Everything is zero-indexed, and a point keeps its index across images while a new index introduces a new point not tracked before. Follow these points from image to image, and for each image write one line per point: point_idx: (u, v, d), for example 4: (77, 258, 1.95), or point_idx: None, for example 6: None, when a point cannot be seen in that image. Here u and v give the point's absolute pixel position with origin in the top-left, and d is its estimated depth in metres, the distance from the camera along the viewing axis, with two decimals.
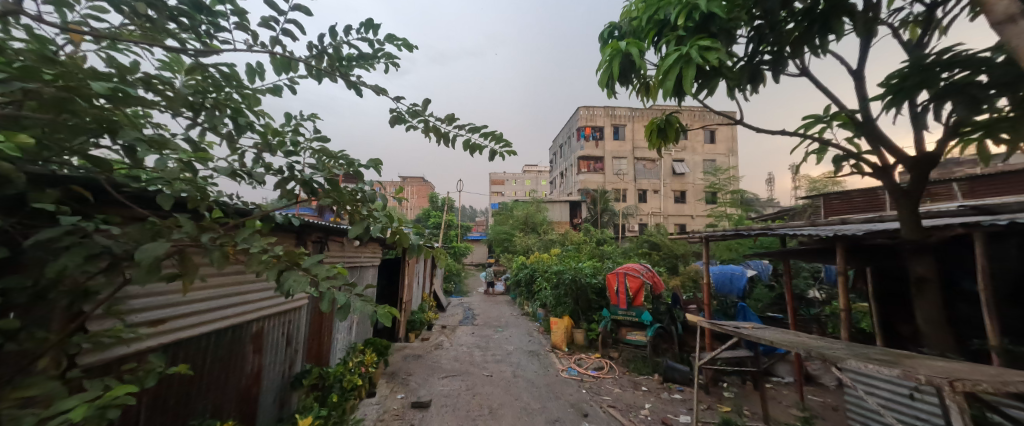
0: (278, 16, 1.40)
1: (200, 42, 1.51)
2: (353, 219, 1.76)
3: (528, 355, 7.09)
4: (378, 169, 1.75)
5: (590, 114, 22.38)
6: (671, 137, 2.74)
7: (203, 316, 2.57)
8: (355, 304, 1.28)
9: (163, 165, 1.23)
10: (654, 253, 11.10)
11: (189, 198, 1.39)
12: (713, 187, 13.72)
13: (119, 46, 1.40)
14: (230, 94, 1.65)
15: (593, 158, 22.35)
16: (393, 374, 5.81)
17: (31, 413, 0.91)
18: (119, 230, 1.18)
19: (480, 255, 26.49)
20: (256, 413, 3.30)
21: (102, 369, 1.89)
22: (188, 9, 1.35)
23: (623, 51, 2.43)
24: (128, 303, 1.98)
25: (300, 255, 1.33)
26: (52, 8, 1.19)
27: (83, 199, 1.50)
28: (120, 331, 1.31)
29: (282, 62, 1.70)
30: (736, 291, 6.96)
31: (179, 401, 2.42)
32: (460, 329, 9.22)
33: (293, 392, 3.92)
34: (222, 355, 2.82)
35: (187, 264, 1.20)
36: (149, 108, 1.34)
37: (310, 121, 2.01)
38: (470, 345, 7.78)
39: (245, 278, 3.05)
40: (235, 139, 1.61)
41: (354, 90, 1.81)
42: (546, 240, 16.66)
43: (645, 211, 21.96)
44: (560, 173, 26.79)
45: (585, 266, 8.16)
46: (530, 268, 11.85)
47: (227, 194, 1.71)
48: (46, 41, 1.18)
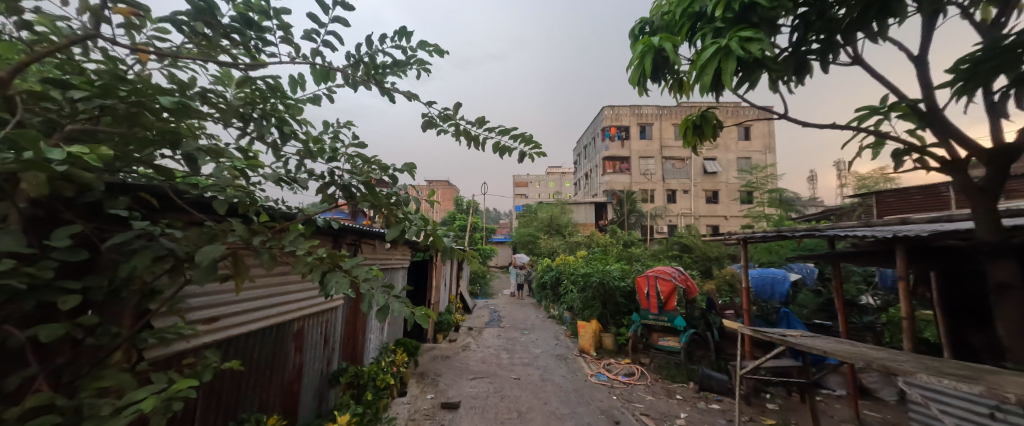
0: (320, 29, 1.46)
1: (250, 56, 1.60)
2: (389, 222, 1.80)
3: (555, 359, 6.98)
4: (411, 173, 1.78)
5: (615, 114, 21.84)
6: (708, 134, 2.54)
7: (252, 315, 2.71)
8: (393, 306, 1.30)
9: (218, 173, 1.31)
10: (685, 254, 10.69)
11: (240, 203, 1.48)
12: (749, 187, 12.97)
13: (179, 63, 1.51)
14: (276, 105, 1.74)
15: (619, 159, 21.83)
16: (422, 374, 5.92)
17: (108, 402, 0.98)
18: (180, 233, 1.27)
19: (505, 257, 26.56)
20: (297, 409, 3.44)
21: (165, 363, 2.03)
22: (239, 26, 1.43)
23: (656, 47, 2.33)
24: (185, 301, 2.11)
25: (341, 257, 1.37)
26: (123, 31, 1.31)
27: (151, 207, 1.64)
28: (183, 327, 1.40)
29: (321, 72, 1.78)
30: (779, 297, 6.52)
31: (230, 395, 2.56)
32: (487, 331, 9.25)
33: (331, 389, 4.07)
34: (268, 353, 2.96)
35: (240, 265, 1.27)
36: (204, 120, 1.44)
37: (347, 128, 2.09)
38: (497, 347, 7.78)
39: (288, 279, 3.19)
40: (280, 147, 1.69)
41: (387, 96, 1.86)
42: (572, 242, 16.43)
43: (675, 212, 21.20)
44: (583, 174, 26.37)
45: (613, 268, 7.94)
46: (555, 270, 11.70)
47: (273, 199, 1.81)
48: (119, 63, 1.30)
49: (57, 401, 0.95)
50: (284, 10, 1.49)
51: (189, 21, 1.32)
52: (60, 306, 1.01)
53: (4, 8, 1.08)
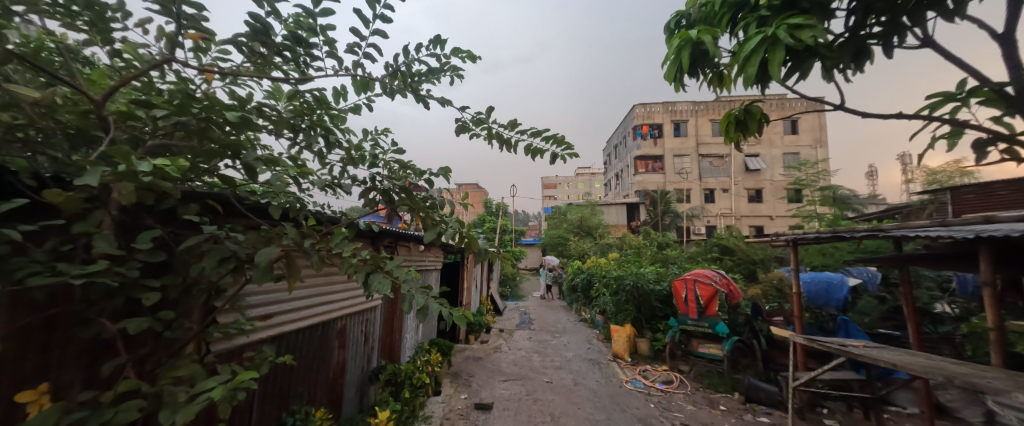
0: (361, 42, 1.54)
1: (299, 71, 1.72)
2: (425, 225, 1.85)
3: (588, 364, 6.83)
4: (447, 177, 1.82)
5: (647, 111, 21.08)
6: (753, 130, 2.30)
7: (302, 312, 2.88)
8: (432, 306, 1.34)
9: (272, 180, 1.42)
10: (725, 257, 10.08)
11: (291, 208, 1.59)
12: (798, 184, 12.03)
13: (239, 80, 1.65)
14: (322, 116, 1.85)
15: (651, 158, 21.07)
16: (456, 374, 6.02)
17: (183, 390, 1.08)
18: (241, 236, 1.38)
19: (534, 260, 26.39)
20: (341, 404, 3.61)
21: (228, 355, 2.21)
22: (290, 44, 1.54)
23: (694, 41, 2.20)
24: (244, 299, 2.28)
25: (383, 259, 1.41)
26: (192, 54, 1.45)
27: (215, 212, 1.80)
28: (244, 323, 1.52)
29: (361, 83, 1.87)
30: (835, 303, 5.99)
31: (283, 388, 2.73)
32: (517, 333, 9.25)
33: (371, 386, 4.24)
34: (315, 348, 3.13)
35: (292, 267, 1.36)
36: (260, 132, 1.56)
37: (385, 135, 2.17)
38: (528, 350, 7.75)
39: (332, 279, 3.37)
40: (325, 155, 1.79)
41: (423, 103, 1.92)
42: (603, 244, 16.00)
43: (713, 212, 20.17)
44: (614, 174, 25.69)
45: (647, 271, 7.65)
46: (586, 272, 11.47)
47: (319, 204, 1.93)
48: (189, 83, 1.44)
49: (142, 388, 1.06)
50: (329, 27, 1.58)
51: (247, 42, 1.44)
52: (144, 302, 1.13)
53: (100, 40, 1.24)
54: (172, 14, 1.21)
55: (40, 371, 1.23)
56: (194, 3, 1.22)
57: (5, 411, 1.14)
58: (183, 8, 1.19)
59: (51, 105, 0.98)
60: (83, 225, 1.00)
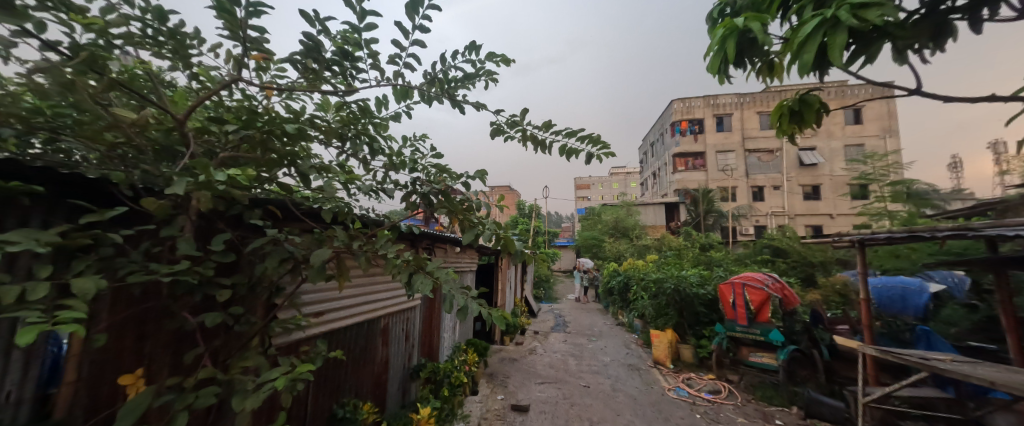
0: (401, 52, 1.62)
1: (346, 83, 1.83)
2: (463, 227, 1.89)
3: (627, 369, 6.60)
4: (483, 179, 1.85)
5: (687, 106, 20.05)
6: (811, 121, 2.06)
7: (350, 310, 3.05)
8: (471, 307, 1.37)
9: (323, 186, 1.52)
10: (778, 259, 9.32)
11: (339, 212, 1.69)
12: (862, 179, 10.91)
13: (294, 94, 1.79)
14: (367, 125, 1.96)
15: (692, 155, 20.05)
16: (492, 375, 6.08)
17: (250, 379, 1.19)
18: (297, 239, 1.50)
19: (568, 261, 26.13)
20: (385, 399, 3.77)
21: (287, 349, 2.39)
22: (338, 58, 1.65)
23: (742, 29, 2.03)
24: (300, 297, 2.45)
25: (424, 260, 1.46)
26: (255, 73, 1.60)
27: (274, 217, 1.96)
28: (300, 319, 1.64)
29: (402, 91, 1.95)
30: (913, 311, 5.35)
31: (334, 380, 2.91)
32: (553, 336, 9.16)
33: (412, 382, 4.39)
34: (362, 345, 3.30)
35: (342, 267, 1.45)
36: (312, 141, 1.68)
37: (423, 141, 2.25)
38: (564, 353, 7.65)
39: (376, 279, 3.53)
40: (370, 161, 1.90)
41: (458, 108, 1.97)
42: (640, 245, 15.40)
43: (763, 211, 18.82)
44: (651, 172, 24.72)
45: (690, 274, 7.27)
46: (622, 275, 11.12)
47: (364, 207, 2.04)
48: (253, 100, 1.59)
49: (217, 375, 1.17)
50: (372, 40, 1.67)
51: (301, 59, 1.56)
52: (218, 298, 1.26)
53: (182, 65, 1.40)
54: (239, 38, 1.34)
55: (136, 358, 1.40)
56: (257, 27, 1.34)
57: (109, 390, 1.32)
58: (248, 32, 1.31)
59: (144, 124, 1.12)
60: (169, 230, 1.13)
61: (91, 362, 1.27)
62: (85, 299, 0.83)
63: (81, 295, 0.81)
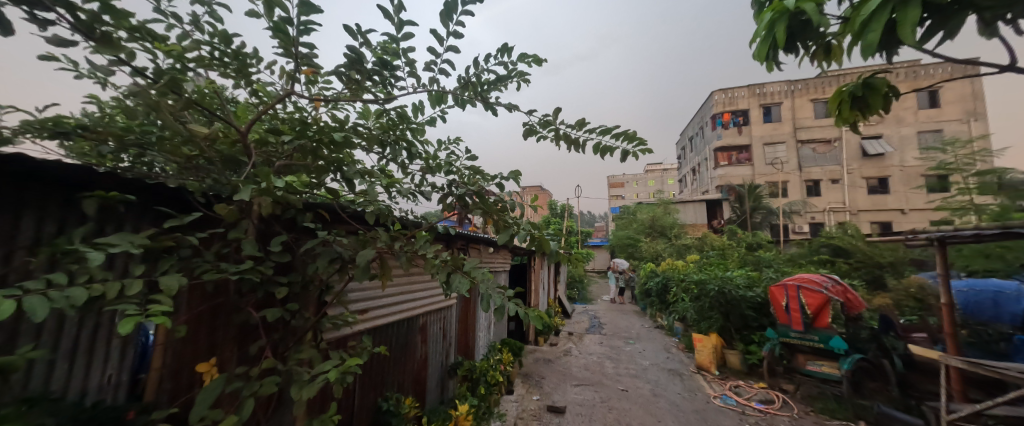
0: (436, 59, 1.67)
1: (385, 92, 1.92)
2: (498, 227, 1.91)
3: (668, 374, 6.34)
4: (516, 180, 1.87)
5: (730, 96, 18.88)
6: (877, 107, 1.85)
7: (391, 308, 3.19)
8: (509, 307, 1.38)
9: (366, 190, 1.61)
10: (838, 259, 8.53)
11: (380, 214, 1.77)
12: (940, 169, 9.73)
13: (339, 104, 1.90)
14: (405, 130, 2.05)
15: (736, 148, 18.88)
16: (527, 375, 6.09)
17: (306, 371, 1.28)
18: (344, 240, 1.59)
19: (602, 261, 25.62)
20: (425, 394, 3.90)
21: (336, 343, 2.54)
22: (378, 68, 1.73)
23: (793, 12, 1.81)
24: (346, 295, 2.60)
25: (461, 260, 1.50)
26: (305, 87, 1.73)
27: (323, 220, 2.10)
28: (348, 315, 1.75)
29: (436, 97, 2.01)
30: (1008, 318, 4.61)
31: (378, 374, 3.05)
32: (588, 338, 9.01)
33: (450, 380, 4.51)
34: (403, 342, 3.43)
35: (385, 266, 1.52)
36: (355, 148, 1.78)
37: (457, 144, 2.30)
38: (600, 355, 7.50)
39: (415, 279, 3.66)
40: (408, 165, 1.97)
41: (492, 110, 2.00)
42: (679, 245, 14.72)
43: (819, 207, 17.35)
44: (690, 168, 23.60)
45: (736, 275, 6.84)
46: (661, 275, 10.69)
47: (403, 210, 2.12)
48: (303, 112, 1.72)
49: (278, 366, 1.28)
50: (409, 49, 1.74)
51: (345, 71, 1.66)
52: (277, 295, 1.37)
53: (243, 82, 1.54)
54: (292, 55, 1.45)
55: (209, 349, 1.56)
56: (307, 43, 1.44)
57: (188, 376, 1.48)
58: (299, 48, 1.42)
59: (214, 138, 1.25)
60: (235, 232, 1.25)
61: (173, 351, 1.43)
62: (171, 295, 0.95)
63: (168, 291, 0.92)
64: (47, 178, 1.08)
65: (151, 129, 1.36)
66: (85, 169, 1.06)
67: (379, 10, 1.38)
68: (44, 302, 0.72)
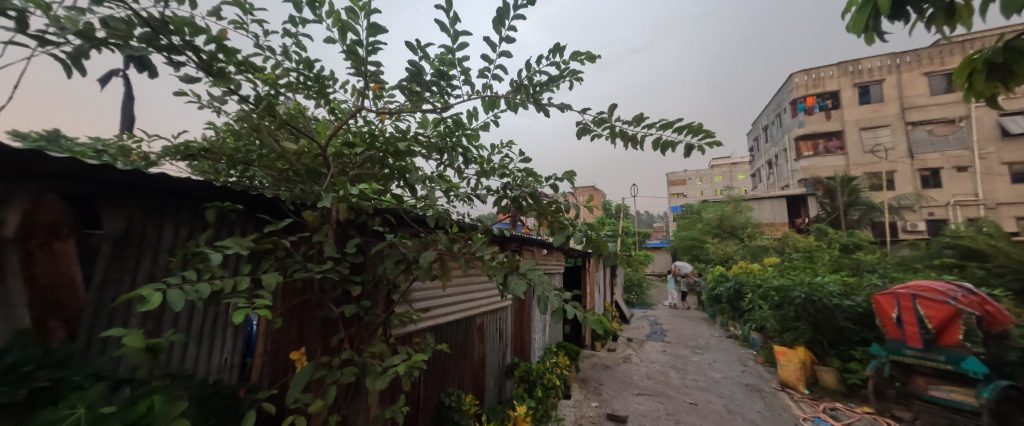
0: (490, 65, 1.71)
1: (442, 101, 2.01)
2: (553, 229, 1.89)
3: (744, 389, 5.78)
4: (571, 180, 1.84)
5: (815, 78, 16.69)
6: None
7: (451, 307, 3.31)
8: (567, 310, 1.36)
9: (426, 195, 1.70)
10: (968, 263, 7.09)
11: (439, 218, 1.85)
12: None
13: (402, 115, 2.04)
14: (461, 136, 2.12)
15: (822, 136, 16.68)
16: (585, 381, 5.95)
17: (377, 364, 1.39)
18: (409, 242, 1.69)
19: (664, 264, 24.26)
20: (484, 393, 4.00)
21: (402, 339, 2.71)
22: (436, 79, 1.83)
23: None
24: (410, 294, 2.77)
25: (517, 260, 1.51)
26: (373, 102, 1.89)
27: (390, 223, 2.26)
28: (413, 313, 1.85)
29: (490, 102, 2.06)
30: None
31: (441, 370, 3.19)
32: (650, 345, 8.55)
33: (507, 380, 4.56)
34: (462, 340, 3.55)
35: (445, 268, 1.59)
36: (416, 156, 1.90)
37: (509, 147, 2.33)
38: (664, 364, 7.08)
39: (472, 280, 3.77)
40: (464, 169, 2.04)
41: (544, 112, 2.00)
42: (754, 246, 13.36)
43: (937, 202, 14.70)
44: (765, 162, 21.35)
45: (827, 280, 6.01)
46: (733, 280, 9.78)
47: (460, 213, 2.20)
48: (371, 125, 1.87)
49: (354, 357, 1.40)
50: (464, 58, 1.81)
51: (407, 84, 1.78)
52: (352, 293, 1.51)
53: (322, 102, 1.73)
54: (362, 73, 1.59)
55: (299, 339, 1.76)
56: (374, 62, 1.57)
57: (283, 362, 1.69)
58: (367, 67, 1.55)
59: (300, 153, 1.42)
60: (319, 236, 1.40)
61: (271, 340, 1.63)
62: (271, 291, 1.09)
63: (269, 286, 1.06)
64: (180, 193, 1.30)
65: (252, 148, 1.59)
66: (206, 184, 1.25)
67: (437, 23, 1.45)
68: (182, 295, 0.87)
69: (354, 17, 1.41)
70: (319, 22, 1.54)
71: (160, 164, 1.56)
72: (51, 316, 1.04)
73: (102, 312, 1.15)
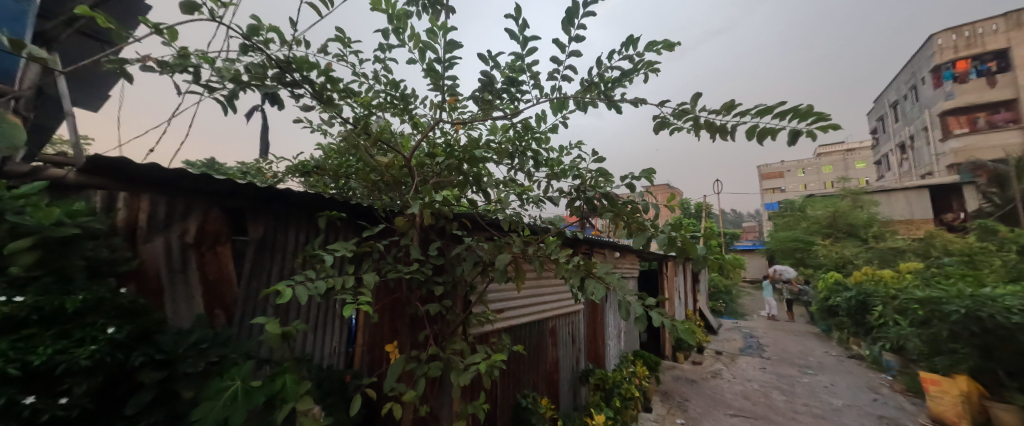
0: (559, 66, 1.71)
1: (512, 107, 2.06)
2: (631, 231, 1.80)
3: (877, 422, 4.79)
4: (650, 178, 1.73)
5: (969, 35, 13.26)
6: None
7: (524, 309, 3.34)
8: (652, 316, 1.27)
9: (500, 199, 1.75)
10: None
11: (512, 220, 1.90)
12: None
13: (474, 124, 2.14)
14: (531, 140, 2.15)
15: (982, 108, 13.20)
16: (667, 395, 5.54)
17: (459, 361, 1.45)
18: (484, 246, 1.75)
19: (758, 269, 21.44)
20: (558, 398, 3.95)
21: (478, 338, 2.81)
22: (506, 85, 1.88)
23: None
24: (486, 295, 2.88)
25: (593, 263, 1.47)
26: (448, 113, 2.02)
27: (466, 227, 2.37)
28: (490, 314, 1.92)
29: (559, 104, 2.05)
30: None
31: (516, 372, 3.23)
32: (744, 360, 7.61)
33: (582, 387, 4.45)
34: (535, 343, 3.55)
35: (520, 270, 1.62)
36: (488, 162, 1.97)
37: (579, 148, 2.29)
38: (764, 383, 6.23)
39: (544, 283, 3.75)
40: (534, 173, 2.07)
41: (616, 109, 1.92)
42: (882, 248, 11.09)
43: None
44: (894, 146, 17.64)
45: (999, 291, 4.70)
46: (854, 289, 8.23)
47: (531, 216, 2.23)
48: (448, 135, 1.99)
49: (439, 353, 1.49)
50: (533, 63, 1.83)
51: (479, 93, 1.86)
52: (435, 292, 1.62)
53: (405, 118, 1.89)
54: (440, 88, 1.71)
55: (392, 333, 1.93)
56: (450, 77, 1.68)
57: (379, 353, 1.87)
58: (444, 81, 1.66)
59: (389, 165, 1.57)
60: (406, 239, 1.53)
61: (369, 333, 1.83)
62: (369, 289, 1.22)
63: (370, 285, 1.19)
64: (299, 205, 1.54)
65: (350, 163, 1.82)
66: (316, 197, 1.45)
67: (507, 32, 1.50)
68: (305, 291, 1.02)
69: (434, 37, 1.53)
70: (402, 46, 1.70)
71: (284, 180, 1.88)
72: (215, 305, 1.32)
73: (249, 303, 1.42)
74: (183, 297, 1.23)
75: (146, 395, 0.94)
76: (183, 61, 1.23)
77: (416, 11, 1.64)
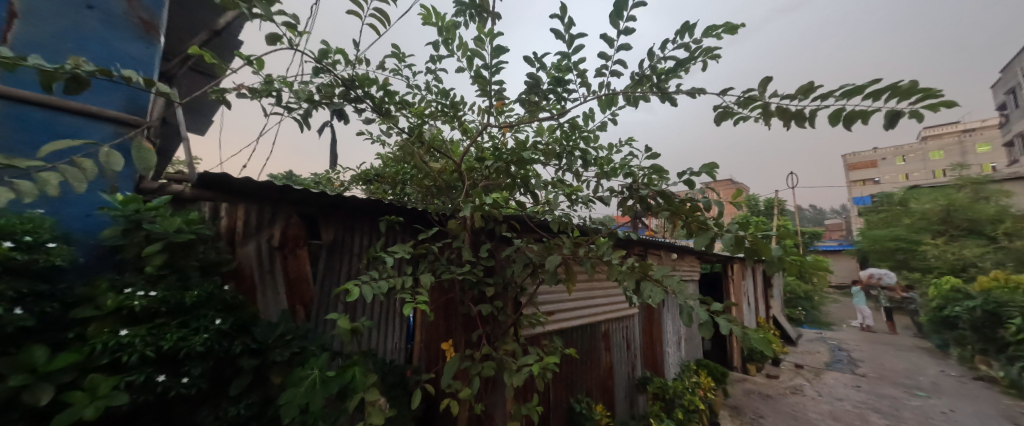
0: (608, 63, 1.67)
1: (560, 107, 2.06)
2: (690, 231, 1.70)
3: None
4: (711, 173, 1.62)
5: None
6: None
7: (574, 311, 3.30)
8: (720, 322, 1.19)
9: (550, 200, 1.75)
10: None
11: (562, 221, 1.89)
12: None
13: (522, 127, 2.17)
14: (579, 140, 2.12)
15: None
16: (738, 410, 5.12)
17: (512, 361, 1.47)
18: (534, 247, 1.76)
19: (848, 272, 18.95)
20: (614, 405, 3.84)
21: (530, 340, 2.83)
22: (553, 85, 1.88)
23: None
24: (537, 297, 2.91)
25: (649, 265, 1.41)
26: (496, 117, 2.07)
27: (516, 229, 2.39)
28: (541, 315, 1.92)
29: (607, 100, 2.01)
30: None
31: (569, 376, 3.20)
32: (830, 376, 6.78)
33: (638, 395, 4.27)
34: (587, 347, 3.49)
35: (571, 271, 1.60)
36: (536, 163, 1.99)
37: (630, 145, 2.21)
38: (856, 403, 5.50)
39: (595, 286, 3.67)
40: (582, 172, 2.04)
41: (670, 101, 1.83)
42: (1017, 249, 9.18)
43: None
44: None
45: None
46: (979, 298, 6.90)
47: (581, 216, 2.19)
48: (496, 139, 2.04)
49: (492, 353, 1.52)
50: (580, 61, 1.81)
51: (526, 95, 1.89)
52: (487, 293, 1.66)
53: (455, 124, 1.98)
54: (488, 93, 1.76)
55: (447, 332, 2.02)
56: (498, 81, 1.72)
57: (436, 350, 1.96)
58: (492, 86, 1.71)
59: (442, 170, 1.65)
60: (458, 241, 1.59)
61: (426, 330, 1.93)
62: (427, 289, 1.29)
63: (427, 284, 1.26)
64: (363, 209, 1.67)
65: (407, 170, 1.93)
66: (378, 202, 1.57)
67: (553, 32, 1.50)
68: (370, 289, 1.11)
69: (481, 44, 1.58)
70: (452, 55, 1.78)
71: (350, 188, 2.05)
72: (296, 301, 1.47)
73: (323, 300, 1.57)
74: (271, 293, 1.40)
75: (245, 379, 1.09)
76: (268, 86, 1.40)
77: (464, 21, 1.71)
